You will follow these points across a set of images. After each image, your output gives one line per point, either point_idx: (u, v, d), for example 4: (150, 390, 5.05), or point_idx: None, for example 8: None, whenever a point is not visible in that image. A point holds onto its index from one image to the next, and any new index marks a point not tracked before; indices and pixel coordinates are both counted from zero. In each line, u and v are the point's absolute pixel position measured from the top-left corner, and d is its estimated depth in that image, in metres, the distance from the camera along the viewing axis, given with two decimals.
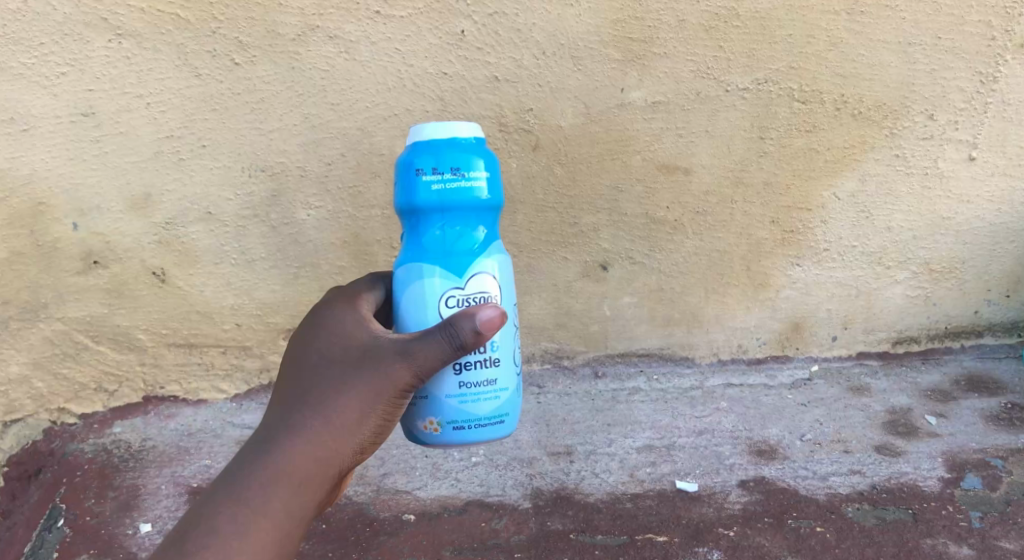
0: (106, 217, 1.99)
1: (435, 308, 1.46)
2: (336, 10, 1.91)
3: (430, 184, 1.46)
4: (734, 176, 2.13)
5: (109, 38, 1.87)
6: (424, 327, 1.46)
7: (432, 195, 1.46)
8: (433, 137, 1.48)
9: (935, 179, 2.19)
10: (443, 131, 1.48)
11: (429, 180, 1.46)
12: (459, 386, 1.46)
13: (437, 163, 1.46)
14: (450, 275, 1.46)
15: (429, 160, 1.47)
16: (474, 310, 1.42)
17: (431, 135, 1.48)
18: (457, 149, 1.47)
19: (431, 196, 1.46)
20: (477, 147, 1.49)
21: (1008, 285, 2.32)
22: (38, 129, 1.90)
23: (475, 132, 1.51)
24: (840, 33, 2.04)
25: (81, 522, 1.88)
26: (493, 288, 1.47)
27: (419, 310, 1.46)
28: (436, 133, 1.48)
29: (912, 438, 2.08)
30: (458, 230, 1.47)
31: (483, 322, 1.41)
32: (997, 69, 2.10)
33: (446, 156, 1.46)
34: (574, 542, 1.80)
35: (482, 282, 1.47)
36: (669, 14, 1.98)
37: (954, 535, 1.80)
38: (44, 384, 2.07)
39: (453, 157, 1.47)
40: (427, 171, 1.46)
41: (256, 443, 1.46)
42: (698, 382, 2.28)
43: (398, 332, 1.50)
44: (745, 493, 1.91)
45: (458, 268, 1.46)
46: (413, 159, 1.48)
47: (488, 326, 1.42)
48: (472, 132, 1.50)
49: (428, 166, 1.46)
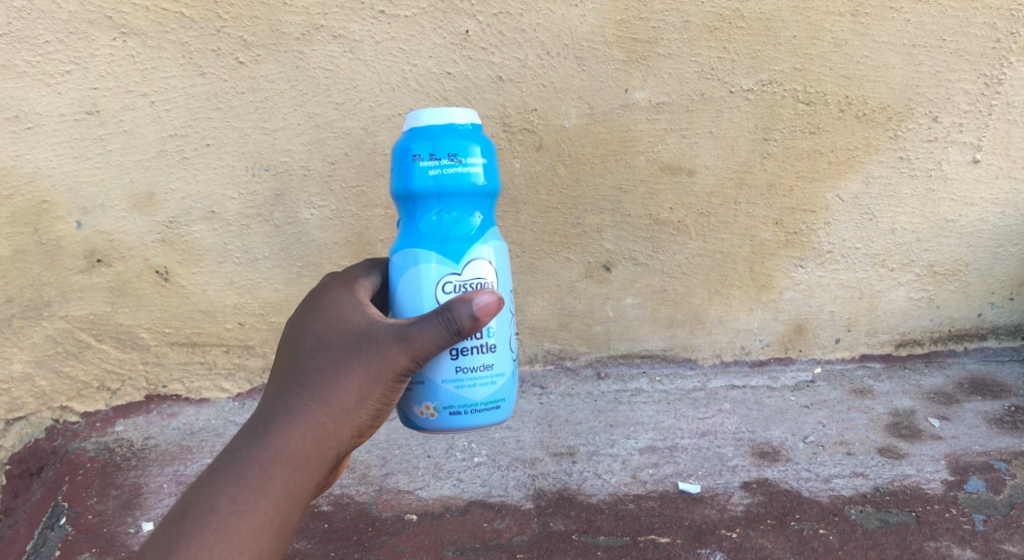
0: (109, 216, 1.99)
1: (431, 293, 1.46)
2: (341, 9, 1.91)
3: (427, 169, 1.46)
4: (737, 177, 2.13)
5: (114, 37, 1.87)
6: (420, 312, 1.46)
7: (429, 180, 1.46)
8: (430, 124, 1.48)
9: (939, 181, 2.18)
10: (440, 118, 1.48)
11: (425, 166, 1.46)
12: (455, 372, 1.47)
13: (434, 149, 1.46)
14: (446, 261, 1.46)
15: (426, 146, 1.47)
16: (471, 295, 1.42)
17: (428, 122, 1.48)
18: (454, 135, 1.47)
19: (428, 181, 1.46)
20: (474, 133, 1.49)
21: (1011, 288, 2.32)
22: (42, 127, 1.90)
23: (472, 119, 1.51)
24: (845, 34, 2.04)
25: (84, 520, 1.87)
26: (488, 274, 1.47)
27: (415, 295, 1.47)
28: (433, 119, 1.48)
29: (915, 440, 2.08)
30: (454, 216, 1.47)
31: (479, 307, 1.42)
32: (1001, 72, 2.10)
33: (442, 143, 1.46)
34: (577, 542, 1.79)
35: (478, 268, 1.47)
36: (673, 15, 1.98)
37: (958, 538, 1.79)
38: (46, 382, 2.07)
39: (450, 144, 1.47)
40: (423, 157, 1.46)
41: (252, 425, 1.44)
42: (700, 383, 2.28)
43: (394, 317, 1.50)
44: (748, 495, 1.91)
45: (454, 254, 1.46)
46: (411, 145, 1.48)
47: (484, 311, 1.42)
48: (469, 118, 1.50)
49: (425, 152, 1.46)
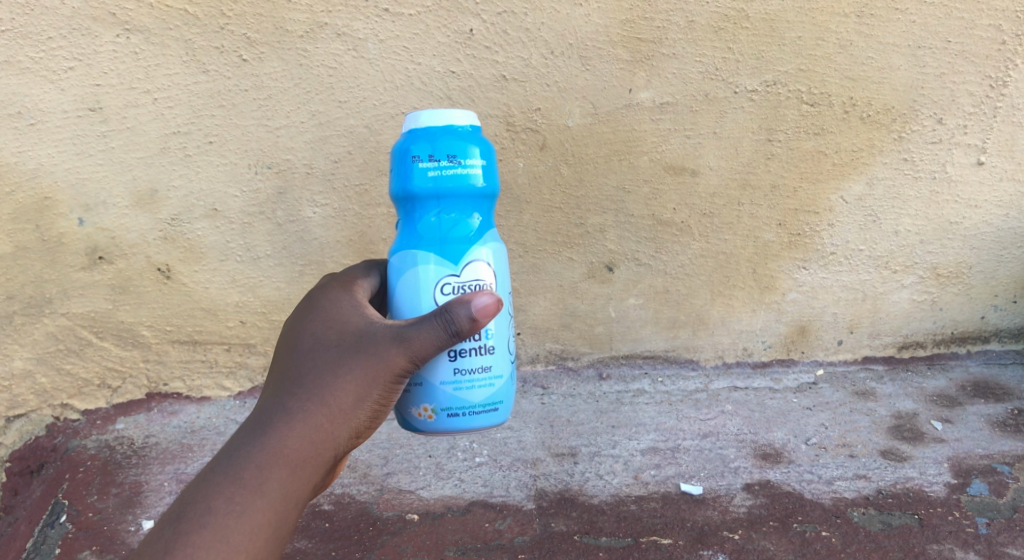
0: (112, 212, 1.98)
1: (429, 295, 1.45)
2: (345, 7, 1.91)
3: (426, 171, 1.45)
4: (741, 178, 2.12)
5: (117, 33, 1.87)
6: (418, 314, 1.46)
7: (428, 182, 1.45)
8: (429, 125, 1.47)
9: (943, 183, 2.18)
10: (439, 119, 1.48)
11: (424, 167, 1.45)
12: (452, 374, 1.46)
13: (433, 150, 1.46)
14: (445, 262, 1.45)
15: (424, 148, 1.46)
16: (469, 297, 1.42)
17: (427, 123, 1.48)
18: (452, 137, 1.47)
19: (427, 183, 1.45)
20: (473, 135, 1.49)
21: (1014, 291, 2.31)
22: (45, 124, 1.89)
23: (471, 121, 1.50)
24: (850, 36, 2.04)
25: (84, 518, 1.86)
26: (487, 276, 1.47)
27: (413, 296, 1.46)
28: (432, 121, 1.48)
29: (918, 443, 2.07)
30: (453, 217, 1.46)
31: (478, 309, 1.41)
32: (1006, 74, 2.09)
33: (441, 144, 1.46)
34: (578, 543, 1.79)
35: (477, 270, 1.46)
36: (678, 15, 1.98)
37: (961, 541, 1.78)
38: (47, 379, 2.07)
39: (449, 145, 1.46)
40: (422, 158, 1.46)
41: (250, 426, 1.43)
42: (703, 384, 2.27)
43: (391, 319, 1.49)
44: (750, 497, 1.90)
45: (452, 256, 1.45)
46: (409, 146, 1.48)
47: (483, 313, 1.42)
48: (469, 120, 1.50)
49: (424, 153, 1.46)
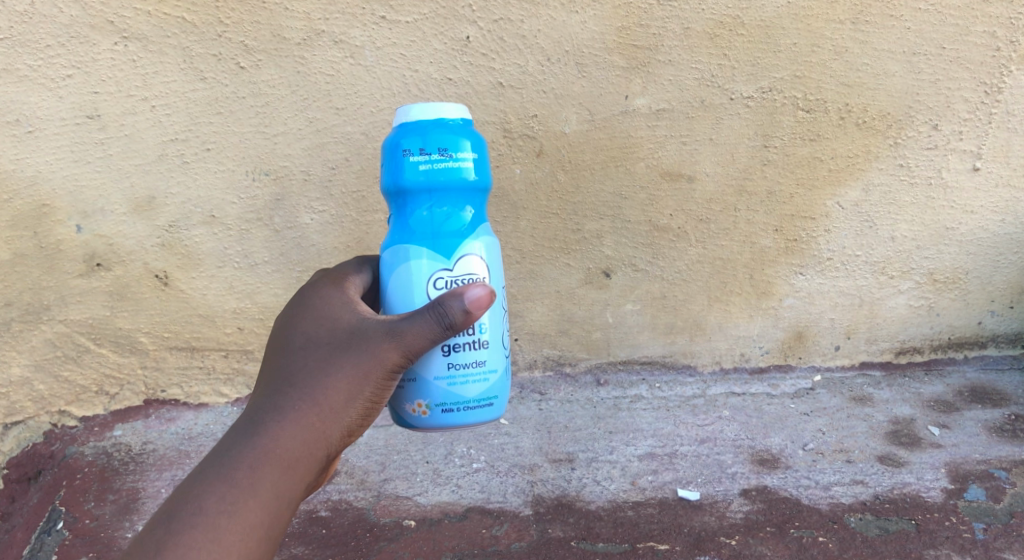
0: (110, 220, 1.99)
1: (422, 289, 1.45)
2: (342, 15, 1.92)
3: (417, 164, 1.46)
4: (737, 185, 2.13)
5: (115, 41, 1.88)
6: (411, 309, 1.46)
7: (419, 175, 1.46)
8: (421, 119, 1.48)
9: (939, 189, 2.18)
10: (430, 113, 1.48)
11: (416, 161, 1.46)
12: (448, 368, 1.46)
13: (425, 144, 1.46)
14: (437, 256, 1.45)
15: (416, 141, 1.47)
16: (463, 289, 1.42)
17: (418, 117, 1.48)
18: (444, 130, 1.47)
19: (419, 176, 1.46)
20: (464, 128, 1.50)
21: (1011, 297, 2.31)
22: (43, 131, 1.90)
23: (463, 115, 1.51)
24: (845, 42, 2.04)
25: (82, 525, 1.85)
26: (480, 270, 1.47)
27: (406, 291, 1.46)
28: (423, 114, 1.48)
29: (915, 448, 2.07)
30: (446, 211, 1.47)
31: (472, 301, 1.41)
32: (1001, 80, 2.10)
33: (433, 137, 1.46)
34: (576, 549, 1.79)
35: (470, 264, 1.46)
36: (673, 23, 1.99)
37: (958, 546, 1.78)
38: (44, 386, 2.07)
39: (441, 138, 1.47)
40: (414, 152, 1.46)
41: (241, 425, 1.44)
42: (700, 390, 2.28)
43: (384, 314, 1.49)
44: (747, 502, 1.90)
45: (445, 250, 1.46)
46: (401, 140, 1.48)
47: (477, 305, 1.42)
48: (460, 113, 1.50)
49: (416, 147, 1.46)
